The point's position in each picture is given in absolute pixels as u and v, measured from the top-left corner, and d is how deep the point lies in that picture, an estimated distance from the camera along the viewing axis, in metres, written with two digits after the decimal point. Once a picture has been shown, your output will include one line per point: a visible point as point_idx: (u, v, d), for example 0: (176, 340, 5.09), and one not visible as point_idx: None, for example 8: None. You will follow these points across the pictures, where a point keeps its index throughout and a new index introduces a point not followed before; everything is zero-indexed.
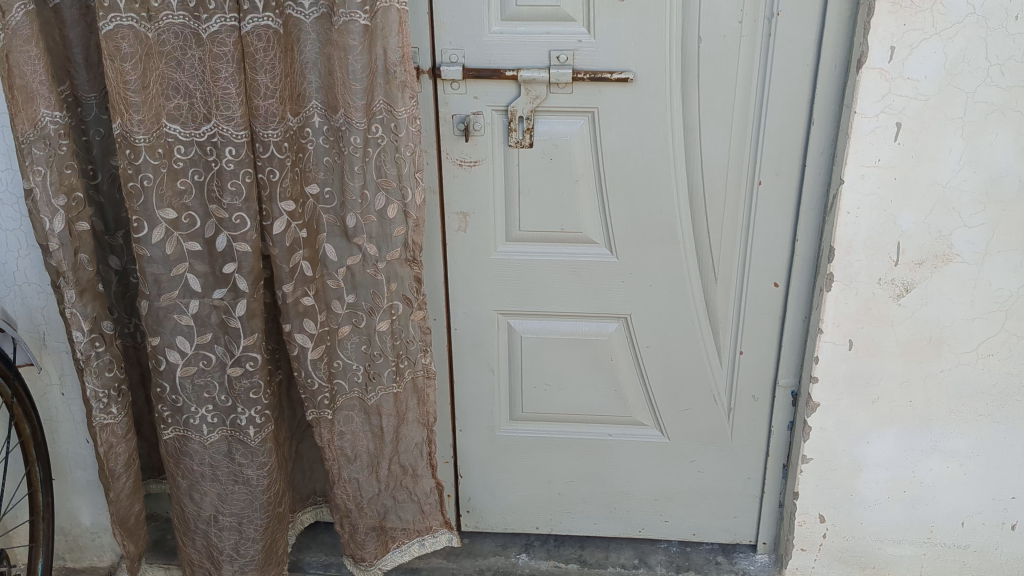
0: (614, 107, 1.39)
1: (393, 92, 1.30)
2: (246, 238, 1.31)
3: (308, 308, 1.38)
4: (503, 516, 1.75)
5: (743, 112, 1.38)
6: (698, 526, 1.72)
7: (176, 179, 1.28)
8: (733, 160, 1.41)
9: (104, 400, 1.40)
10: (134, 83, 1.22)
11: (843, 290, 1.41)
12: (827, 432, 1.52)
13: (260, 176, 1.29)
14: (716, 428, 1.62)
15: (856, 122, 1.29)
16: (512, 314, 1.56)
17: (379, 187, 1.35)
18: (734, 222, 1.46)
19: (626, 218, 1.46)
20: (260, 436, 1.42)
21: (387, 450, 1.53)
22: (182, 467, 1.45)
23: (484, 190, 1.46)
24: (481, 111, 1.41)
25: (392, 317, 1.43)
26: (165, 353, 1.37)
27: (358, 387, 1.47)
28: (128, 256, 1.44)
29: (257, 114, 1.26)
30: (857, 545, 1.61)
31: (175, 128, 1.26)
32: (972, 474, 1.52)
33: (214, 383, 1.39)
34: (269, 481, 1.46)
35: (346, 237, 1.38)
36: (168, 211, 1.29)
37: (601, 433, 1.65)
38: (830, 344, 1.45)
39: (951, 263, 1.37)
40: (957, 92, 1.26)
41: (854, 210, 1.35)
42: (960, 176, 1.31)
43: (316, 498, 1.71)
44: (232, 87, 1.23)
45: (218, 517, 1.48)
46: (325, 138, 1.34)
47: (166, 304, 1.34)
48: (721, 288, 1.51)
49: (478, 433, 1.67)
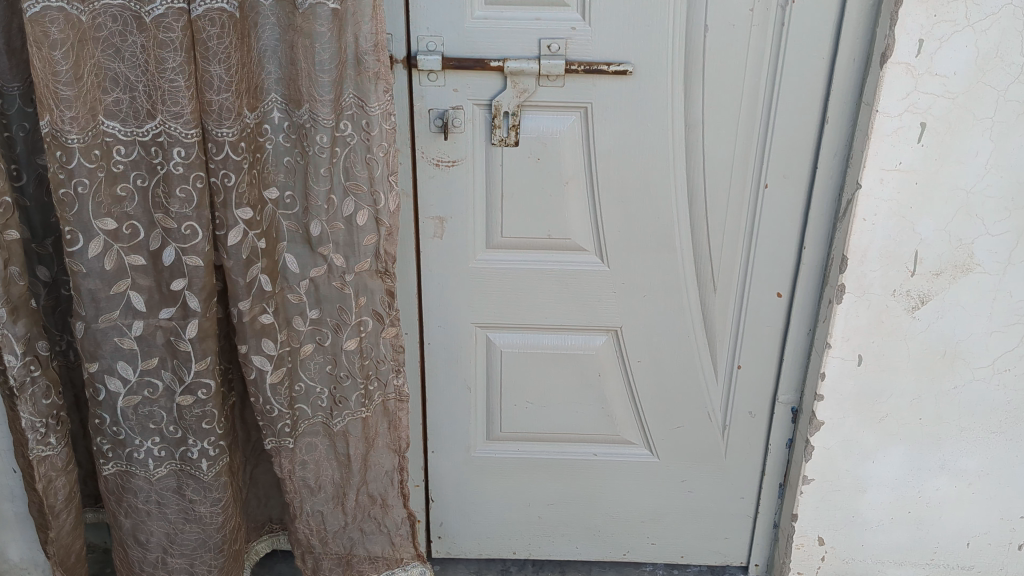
0: (609, 101, 1.26)
1: (364, 83, 1.16)
2: (197, 251, 1.15)
3: (266, 325, 1.22)
4: (478, 542, 1.62)
5: (750, 109, 1.26)
6: (687, 548, 1.62)
7: (115, 184, 1.12)
8: (738, 161, 1.29)
9: (41, 430, 1.23)
10: (65, 74, 1.04)
11: (855, 302, 1.30)
12: (830, 452, 1.42)
13: (213, 180, 1.13)
14: (709, 446, 1.51)
15: (878, 121, 1.17)
16: (492, 327, 1.42)
17: (347, 191, 1.21)
18: (738, 228, 1.34)
19: (619, 223, 1.33)
20: (214, 470, 1.28)
21: (354, 479, 1.39)
22: (124, 505, 1.29)
23: (462, 192, 1.31)
24: (461, 105, 1.26)
25: (360, 335, 1.30)
26: (105, 381, 1.20)
27: (322, 412, 1.34)
28: (58, 266, 1.27)
29: (209, 111, 1.10)
30: (857, 567, 1.52)
31: (114, 125, 1.10)
32: (980, 494, 1.43)
33: (160, 412, 1.24)
34: (224, 518, 1.32)
35: (310, 245, 1.24)
36: (107, 221, 1.12)
37: (585, 453, 1.53)
38: (837, 360, 1.34)
39: (972, 273, 1.27)
40: (988, 90, 1.15)
41: (871, 217, 1.23)
42: (986, 181, 1.21)
43: (273, 525, 1.57)
44: (180, 79, 1.07)
45: (167, 559, 1.33)
46: (286, 136, 1.19)
47: (105, 327, 1.17)
48: (720, 298, 1.39)
49: (453, 455, 1.54)
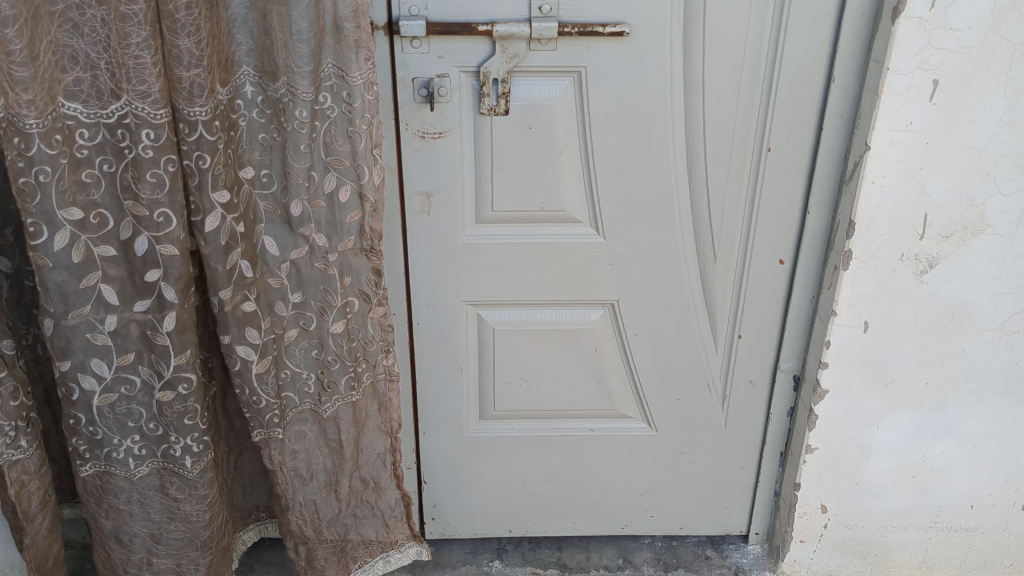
0: (604, 64, 1.19)
1: (344, 52, 1.09)
2: (171, 239, 1.07)
3: (249, 314, 1.15)
4: (472, 522, 1.58)
5: (753, 69, 1.20)
6: (686, 520, 1.58)
7: (79, 171, 1.03)
8: (740, 125, 1.23)
9: (11, 433, 1.16)
10: (19, 53, 0.94)
11: (861, 268, 1.25)
12: (835, 420, 1.38)
13: (186, 162, 1.05)
14: (709, 417, 1.47)
15: (888, 80, 1.12)
16: (483, 304, 1.36)
17: (329, 167, 1.14)
18: (738, 195, 1.28)
19: (615, 192, 1.27)
20: (199, 467, 1.21)
21: (346, 465, 1.34)
22: (105, 506, 1.22)
23: (450, 166, 1.24)
24: (447, 73, 1.18)
25: (347, 317, 1.24)
26: (78, 380, 1.13)
27: (310, 398, 1.28)
28: (20, 257, 1.18)
29: (179, 89, 1.02)
30: (860, 534, 1.49)
31: (75, 107, 1.01)
32: (984, 456, 1.40)
33: (140, 410, 1.17)
34: (211, 515, 1.26)
35: (290, 226, 1.17)
36: (73, 211, 1.04)
37: (582, 428, 1.48)
38: (843, 327, 1.30)
39: (982, 234, 1.22)
40: (1003, 44, 1.10)
41: (880, 179, 1.18)
42: (998, 139, 1.16)
43: (260, 514, 1.51)
44: (146, 54, 0.98)
45: (152, 560, 1.27)
46: (261, 111, 1.11)
47: (74, 323, 1.09)
48: (721, 268, 1.34)
49: (445, 436, 1.48)
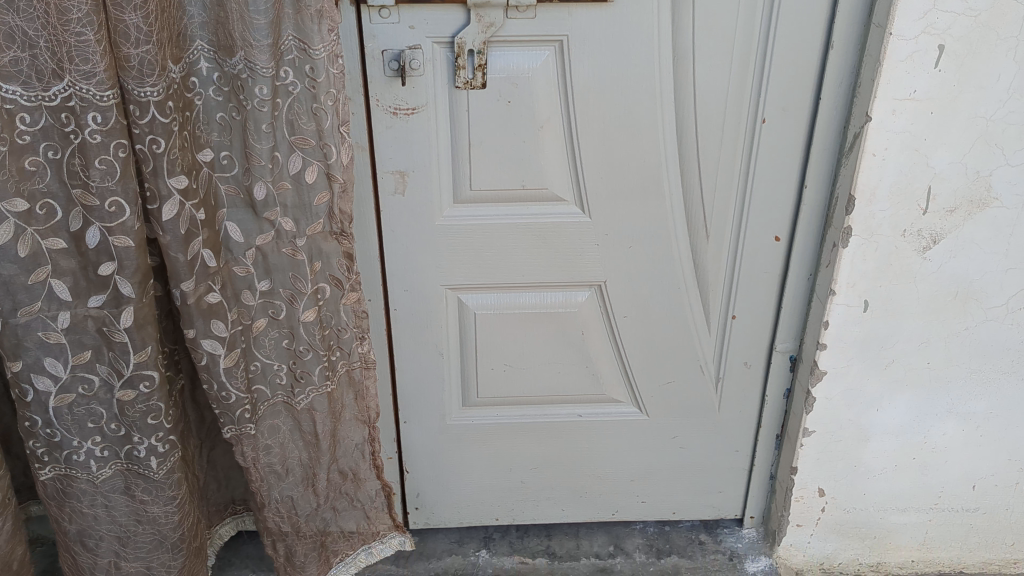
0: (586, 33, 1.11)
1: (305, 23, 1.00)
2: (126, 229, 1.00)
3: (214, 305, 1.08)
4: (458, 511, 1.52)
5: (746, 35, 1.13)
6: (678, 505, 1.53)
7: (22, 158, 0.95)
8: (733, 95, 1.16)
9: None
10: None
11: (861, 245, 1.18)
12: (833, 402, 1.32)
13: (139, 147, 0.98)
14: (702, 399, 1.41)
15: (891, 46, 1.05)
16: (464, 288, 1.29)
17: (293, 147, 1.06)
18: (731, 169, 1.22)
19: (602, 169, 1.20)
20: (165, 467, 1.15)
21: (323, 458, 1.27)
22: (67, 510, 1.16)
23: (425, 143, 1.17)
24: (419, 44, 1.11)
25: (318, 304, 1.17)
26: (31, 381, 1.05)
27: (282, 390, 1.21)
28: None
29: (127, 68, 0.94)
30: (858, 516, 1.44)
31: (13, 90, 0.92)
32: (987, 436, 1.35)
33: (100, 410, 1.10)
34: (181, 516, 1.19)
35: (254, 211, 1.09)
36: (17, 202, 0.96)
37: (569, 414, 1.43)
38: (842, 307, 1.24)
39: (988, 208, 1.16)
40: (1013, 6, 1.03)
41: (881, 151, 1.11)
42: (1006, 107, 1.09)
43: (236, 507, 1.45)
44: (89, 32, 0.90)
45: (120, 564, 1.20)
46: (218, 89, 1.04)
47: (25, 321, 1.02)
48: (713, 246, 1.27)
49: (426, 424, 1.42)
